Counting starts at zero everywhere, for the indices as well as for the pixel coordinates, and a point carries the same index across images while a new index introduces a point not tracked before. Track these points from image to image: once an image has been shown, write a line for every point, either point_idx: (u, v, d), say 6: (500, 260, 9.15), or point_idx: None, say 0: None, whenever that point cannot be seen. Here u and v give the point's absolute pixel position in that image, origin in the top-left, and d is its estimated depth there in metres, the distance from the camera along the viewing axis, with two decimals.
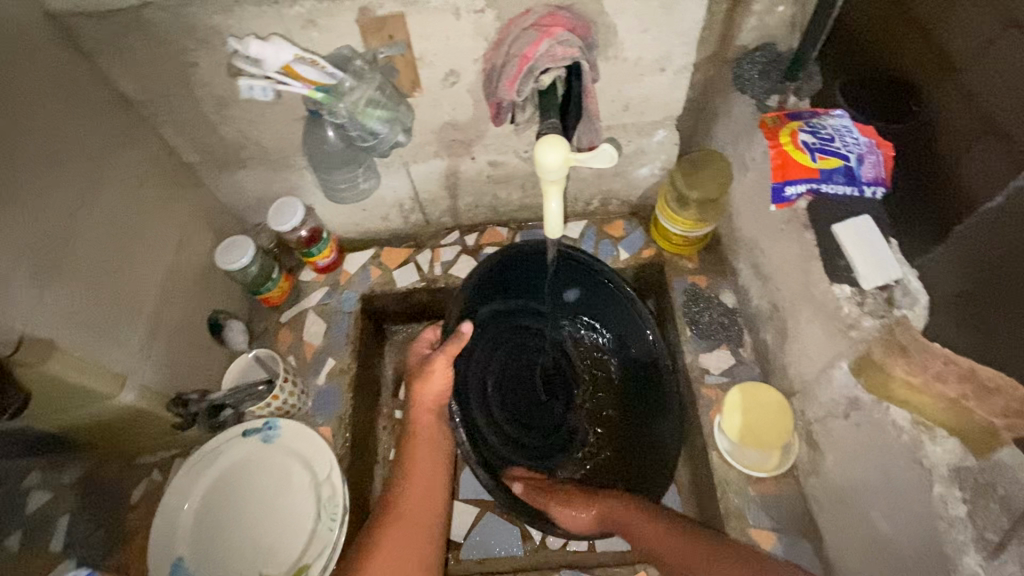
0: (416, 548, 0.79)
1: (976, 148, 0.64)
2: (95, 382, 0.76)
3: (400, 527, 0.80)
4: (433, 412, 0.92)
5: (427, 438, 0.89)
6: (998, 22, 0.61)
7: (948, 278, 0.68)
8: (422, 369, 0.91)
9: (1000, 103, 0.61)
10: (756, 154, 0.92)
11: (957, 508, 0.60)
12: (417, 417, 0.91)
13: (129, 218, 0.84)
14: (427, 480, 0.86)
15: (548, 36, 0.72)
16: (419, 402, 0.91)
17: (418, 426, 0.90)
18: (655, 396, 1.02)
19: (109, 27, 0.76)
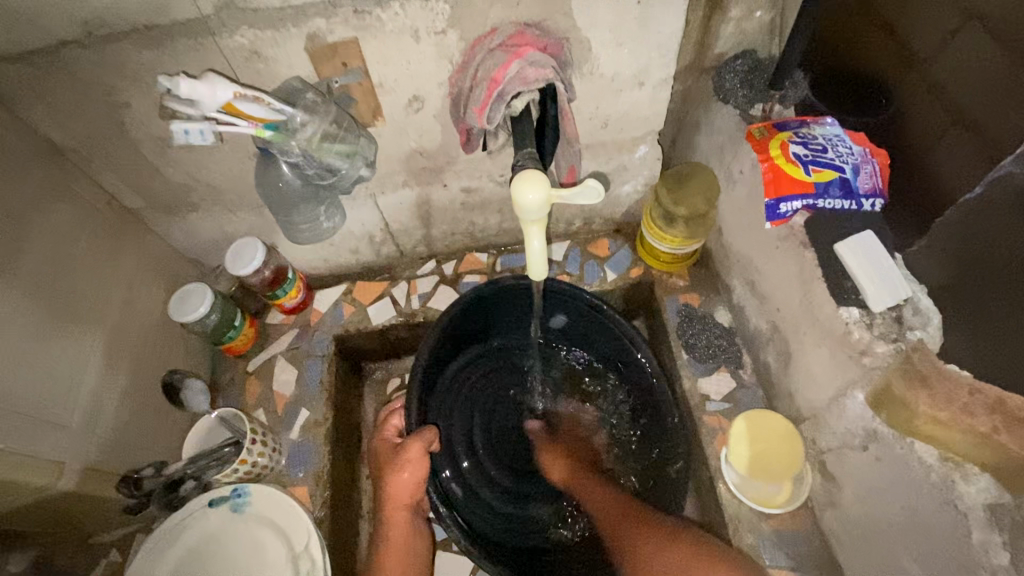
0: None
1: (948, 138, 0.62)
2: (28, 474, 0.66)
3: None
4: (406, 507, 0.88)
5: (402, 536, 0.86)
6: (957, 12, 0.58)
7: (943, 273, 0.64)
8: (396, 460, 0.86)
9: (966, 96, 0.59)
10: (744, 167, 0.87)
11: (1001, 555, 0.54)
12: (393, 517, 0.87)
13: (62, 280, 0.75)
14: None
15: (517, 57, 0.66)
16: (393, 500, 0.87)
17: (392, 526, 0.86)
18: (663, 426, 0.94)
19: (24, 70, 0.67)
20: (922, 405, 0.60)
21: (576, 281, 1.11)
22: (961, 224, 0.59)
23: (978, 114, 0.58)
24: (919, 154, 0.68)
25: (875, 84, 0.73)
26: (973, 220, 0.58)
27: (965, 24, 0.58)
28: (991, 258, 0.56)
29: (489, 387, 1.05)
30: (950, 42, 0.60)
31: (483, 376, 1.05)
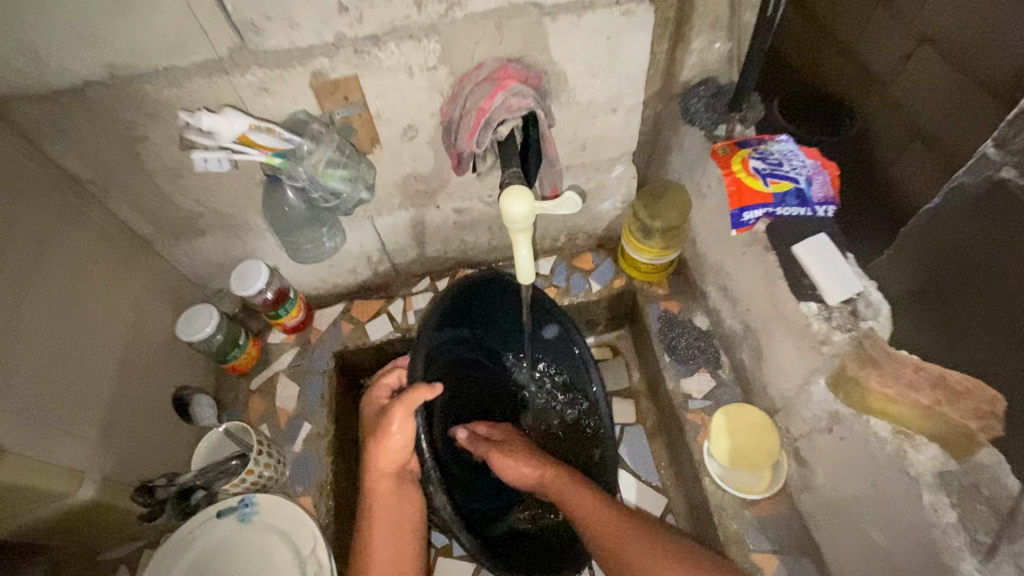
0: None
1: (909, 152, 0.70)
2: (49, 480, 0.70)
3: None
4: (391, 475, 0.85)
5: (389, 504, 0.84)
6: (909, 39, 0.68)
7: (901, 277, 0.69)
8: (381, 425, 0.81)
9: (924, 113, 0.68)
10: (711, 182, 0.96)
11: (948, 514, 0.61)
12: (377, 484, 0.84)
13: (77, 302, 0.80)
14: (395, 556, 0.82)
15: (502, 88, 0.74)
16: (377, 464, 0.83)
17: (377, 493, 0.84)
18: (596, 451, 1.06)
19: (50, 108, 0.73)
20: (873, 383, 0.68)
21: (562, 293, 1.18)
22: (923, 233, 0.65)
23: (936, 128, 0.66)
24: (880, 167, 0.76)
25: (841, 105, 0.83)
26: (932, 226, 0.63)
27: (917, 49, 0.67)
28: (948, 262, 0.62)
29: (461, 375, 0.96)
30: (907, 63, 0.69)
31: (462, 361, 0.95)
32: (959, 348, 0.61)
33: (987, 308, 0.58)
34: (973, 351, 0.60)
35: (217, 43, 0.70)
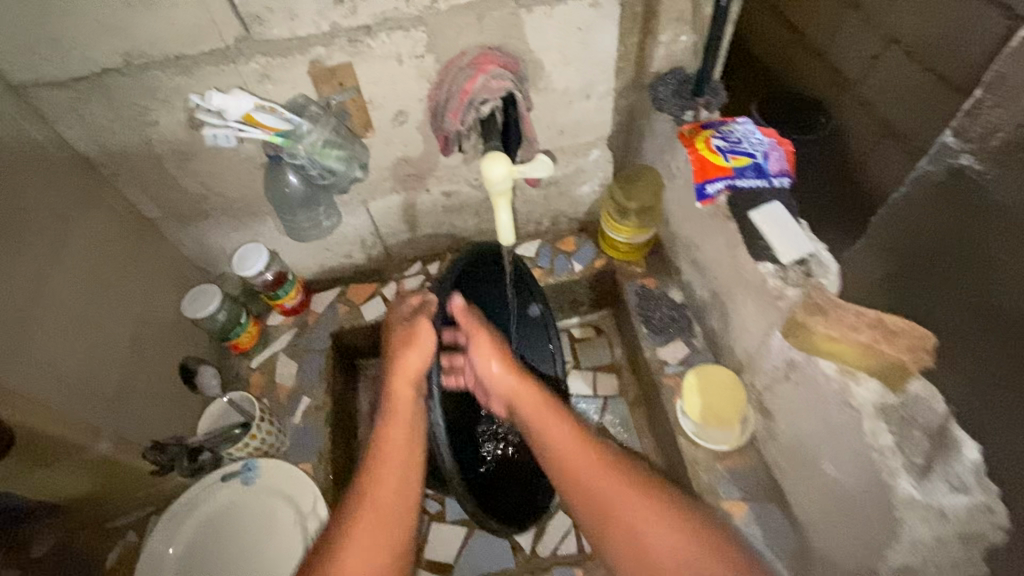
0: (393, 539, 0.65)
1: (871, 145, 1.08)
2: (70, 432, 0.76)
3: (370, 527, 0.64)
4: (413, 388, 0.75)
5: (406, 417, 0.73)
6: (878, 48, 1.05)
7: (871, 266, 0.78)
8: (411, 329, 0.77)
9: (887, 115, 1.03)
10: (680, 163, 1.03)
11: (885, 437, 0.69)
12: (394, 392, 0.75)
13: (94, 274, 0.86)
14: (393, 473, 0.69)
15: (483, 72, 0.83)
16: (398, 372, 0.75)
17: (394, 402, 0.74)
18: None
19: (69, 95, 0.80)
20: (819, 326, 0.73)
21: (546, 273, 1.25)
22: (896, 223, 0.74)
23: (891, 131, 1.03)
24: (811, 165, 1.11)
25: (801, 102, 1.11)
26: (906, 218, 0.73)
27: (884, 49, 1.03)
28: (920, 249, 0.71)
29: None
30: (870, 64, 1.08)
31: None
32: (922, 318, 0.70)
33: (948, 283, 0.67)
34: (933, 318, 0.69)
35: (224, 33, 0.77)
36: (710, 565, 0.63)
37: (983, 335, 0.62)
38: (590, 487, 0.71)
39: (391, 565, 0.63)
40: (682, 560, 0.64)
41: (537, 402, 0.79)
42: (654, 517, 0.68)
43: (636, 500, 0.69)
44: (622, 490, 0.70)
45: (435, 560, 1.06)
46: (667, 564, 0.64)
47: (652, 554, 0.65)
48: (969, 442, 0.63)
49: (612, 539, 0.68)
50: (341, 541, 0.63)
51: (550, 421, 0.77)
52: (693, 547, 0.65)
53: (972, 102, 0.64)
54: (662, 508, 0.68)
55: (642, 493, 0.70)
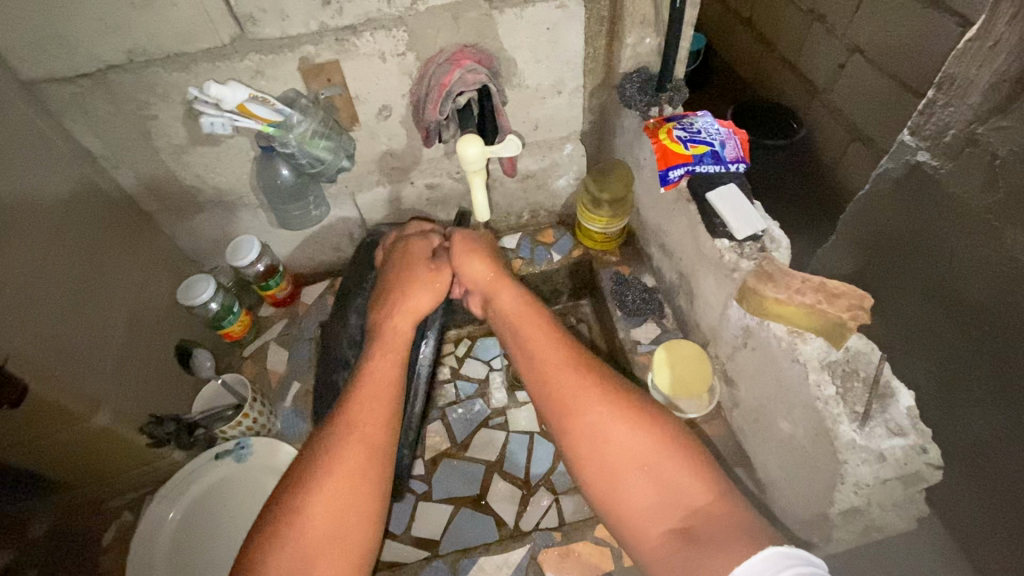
0: (373, 467, 0.69)
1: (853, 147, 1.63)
2: (72, 402, 0.80)
3: (355, 448, 0.69)
4: (409, 323, 0.84)
5: (397, 348, 0.81)
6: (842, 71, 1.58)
7: (849, 261, 1.18)
8: (424, 273, 0.88)
9: (861, 123, 1.56)
10: (645, 154, 1.09)
11: (829, 388, 0.73)
12: (397, 327, 0.83)
13: (94, 257, 0.91)
14: (377, 398, 0.74)
15: (459, 66, 0.91)
16: (404, 310, 0.85)
17: (391, 339, 0.81)
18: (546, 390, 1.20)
19: (75, 90, 0.86)
20: (768, 291, 0.80)
21: (527, 263, 1.31)
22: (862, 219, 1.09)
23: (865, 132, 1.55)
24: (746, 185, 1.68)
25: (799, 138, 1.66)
26: (865, 224, 1.10)
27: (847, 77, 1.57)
28: (889, 243, 1.06)
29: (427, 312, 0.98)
30: (843, 74, 1.57)
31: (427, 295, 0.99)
32: (921, 281, 1.00)
33: (886, 275, 1.08)
34: (939, 287, 0.97)
35: (221, 32, 0.84)
36: (676, 473, 0.67)
37: (957, 316, 0.94)
38: (559, 381, 0.75)
39: (374, 478, 0.69)
40: (644, 462, 0.68)
41: (523, 309, 0.84)
42: (621, 422, 0.70)
43: (600, 398, 0.72)
44: (584, 386, 0.73)
45: (421, 537, 1.07)
46: (631, 469, 0.68)
47: (610, 452, 0.69)
48: (903, 391, 0.73)
49: (582, 446, 0.71)
50: (321, 458, 0.68)
51: (525, 322, 0.83)
52: (657, 454, 0.68)
53: (927, 99, 0.91)
54: (632, 414, 0.71)
55: (611, 396, 0.72)
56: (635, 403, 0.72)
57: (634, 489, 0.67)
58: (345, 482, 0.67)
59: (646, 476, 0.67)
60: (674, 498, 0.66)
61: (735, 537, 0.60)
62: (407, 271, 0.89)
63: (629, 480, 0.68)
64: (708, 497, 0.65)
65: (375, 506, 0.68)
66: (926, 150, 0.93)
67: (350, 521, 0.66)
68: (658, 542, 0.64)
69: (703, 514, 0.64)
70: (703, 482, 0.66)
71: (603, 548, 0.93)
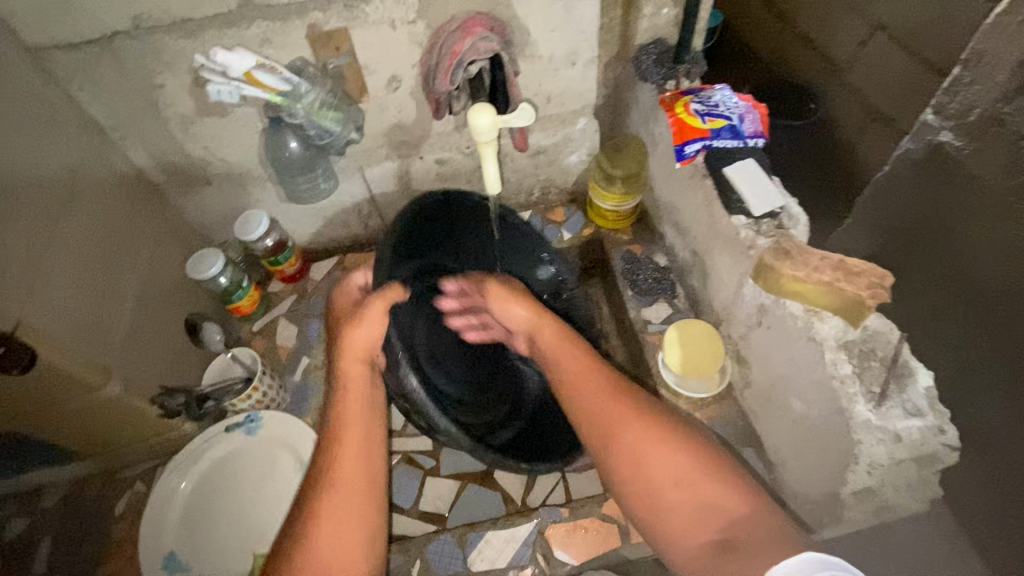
0: (359, 513, 0.67)
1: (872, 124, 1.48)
2: (83, 371, 0.80)
3: (338, 500, 0.67)
4: (365, 363, 0.79)
5: (361, 388, 0.76)
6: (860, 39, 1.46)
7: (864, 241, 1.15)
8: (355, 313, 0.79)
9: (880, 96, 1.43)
10: (660, 129, 1.06)
11: (845, 367, 0.72)
12: (348, 370, 0.77)
13: (102, 227, 0.91)
14: (354, 443, 0.72)
15: (470, 34, 0.88)
16: (349, 350, 0.78)
17: (348, 381, 0.77)
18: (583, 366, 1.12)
19: (81, 57, 0.85)
20: (786, 268, 0.77)
21: None
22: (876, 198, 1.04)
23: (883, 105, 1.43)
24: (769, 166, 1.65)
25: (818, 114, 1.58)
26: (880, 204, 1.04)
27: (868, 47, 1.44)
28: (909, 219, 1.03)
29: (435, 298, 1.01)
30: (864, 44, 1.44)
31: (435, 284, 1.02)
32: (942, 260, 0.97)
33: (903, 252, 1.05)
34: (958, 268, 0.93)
35: None
36: (717, 490, 0.67)
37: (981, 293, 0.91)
38: (602, 415, 0.74)
39: (363, 525, 0.67)
40: (686, 481, 0.68)
41: (562, 341, 0.83)
42: (664, 447, 0.70)
43: (643, 427, 0.71)
44: (624, 414, 0.73)
45: (429, 511, 1.08)
46: (673, 496, 0.67)
47: (653, 478, 0.69)
48: (922, 370, 0.72)
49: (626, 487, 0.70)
50: (309, 514, 0.66)
51: (564, 357, 0.81)
52: (699, 472, 0.68)
53: (951, 77, 0.82)
54: (672, 440, 0.70)
55: (653, 423, 0.72)
56: (678, 428, 0.72)
57: (676, 513, 0.67)
58: (334, 531, 0.65)
59: (688, 497, 0.67)
60: (713, 513, 0.66)
61: (770, 545, 0.61)
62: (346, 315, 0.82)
63: (671, 502, 0.67)
64: (748, 508, 0.66)
65: (372, 551, 0.67)
66: (950, 130, 0.86)
67: (360, 555, 0.65)
68: (696, 557, 0.65)
69: (744, 526, 0.64)
70: (741, 496, 0.67)
71: (610, 524, 0.93)
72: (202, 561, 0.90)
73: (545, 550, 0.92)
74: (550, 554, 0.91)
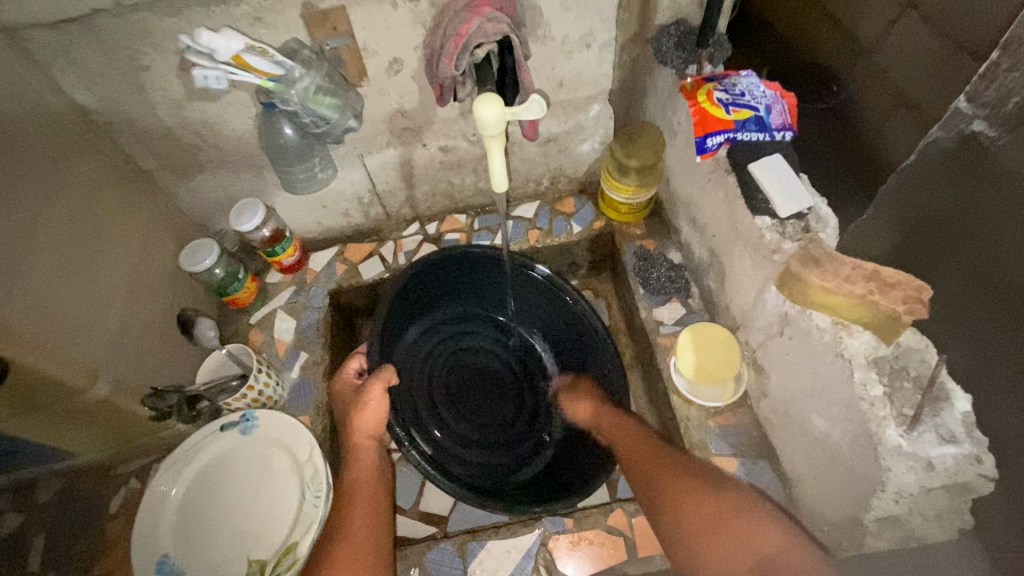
0: (365, 564, 0.78)
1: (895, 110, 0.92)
2: (67, 373, 0.78)
3: (349, 557, 0.78)
4: (372, 438, 0.95)
5: (370, 462, 0.92)
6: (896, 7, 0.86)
7: None
8: (360, 400, 0.95)
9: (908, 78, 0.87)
10: (680, 118, 1.00)
11: (876, 389, 0.67)
12: (359, 445, 0.93)
13: (89, 220, 0.86)
14: (367, 508, 0.85)
15: (479, 14, 0.80)
16: (358, 429, 0.94)
17: (360, 454, 0.92)
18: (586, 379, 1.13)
19: (62, 37, 0.79)
20: (815, 278, 0.72)
21: (545, 234, 1.23)
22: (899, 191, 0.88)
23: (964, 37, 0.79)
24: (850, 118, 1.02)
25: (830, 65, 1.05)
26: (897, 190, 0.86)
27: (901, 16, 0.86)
28: None
29: (455, 346, 1.17)
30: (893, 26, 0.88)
31: (453, 334, 1.18)
32: None
33: None
34: None
35: None
36: (750, 531, 0.68)
37: None
38: (644, 472, 0.81)
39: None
40: (718, 521, 0.71)
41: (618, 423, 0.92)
42: (694, 494, 0.74)
43: (673, 477, 0.78)
44: (663, 470, 0.79)
45: (430, 513, 1.06)
46: (710, 543, 0.69)
47: (688, 527, 0.72)
48: (961, 396, 0.66)
49: (680, 561, 0.72)
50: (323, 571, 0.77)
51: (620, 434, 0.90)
52: (727, 513, 0.71)
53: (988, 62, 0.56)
54: (704, 486, 0.75)
55: (680, 473, 0.78)
56: (707, 477, 0.77)
57: (718, 554, 0.68)
58: None
59: (724, 538, 0.69)
60: (748, 549, 0.67)
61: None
62: (347, 400, 0.98)
63: (710, 546, 0.69)
64: (781, 544, 0.66)
65: None
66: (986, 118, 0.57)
67: None
68: None
69: (777, 561, 0.64)
70: (772, 532, 0.68)
71: (614, 537, 0.90)
72: (195, 567, 0.87)
73: (547, 561, 0.89)
74: (553, 565, 0.88)
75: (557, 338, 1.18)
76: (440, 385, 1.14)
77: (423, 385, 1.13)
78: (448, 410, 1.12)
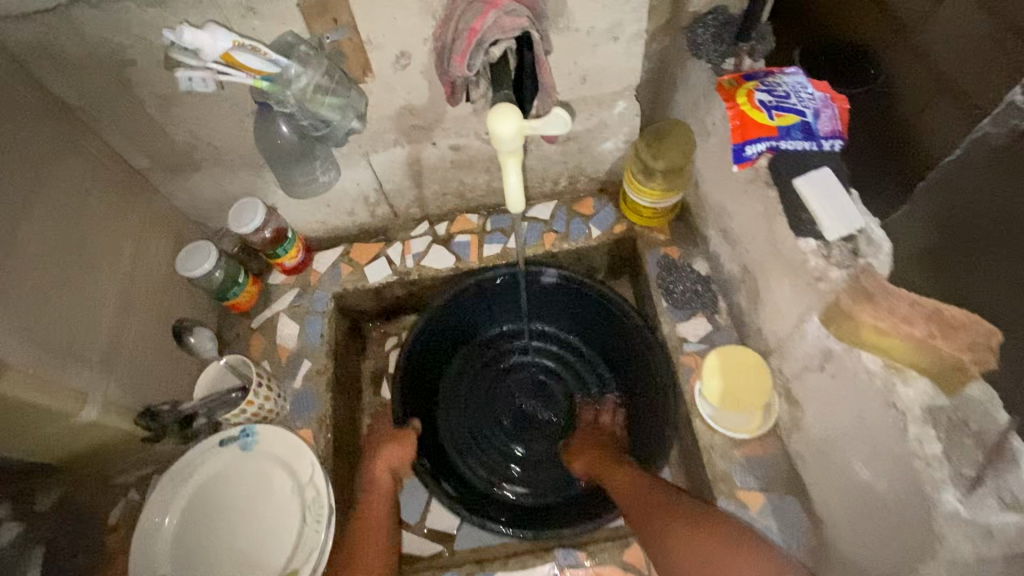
0: None
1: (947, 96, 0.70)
2: (50, 399, 0.73)
3: None
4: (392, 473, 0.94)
5: (385, 499, 0.91)
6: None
7: None
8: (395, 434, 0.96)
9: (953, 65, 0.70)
10: (715, 119, 0.90)
11: (934, 446, 0.61)
12: (378, 481, 0.92)
13: (76, 229, 0.80)
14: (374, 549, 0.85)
15: (495, 7, 0.70)
16: (381, 461, 0.94)
17: (377, 488, 0.92)
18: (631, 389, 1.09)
19: (36, 29, 0.72)
20: (867, 316, 0.66)
21: (561, 239, 1.15)
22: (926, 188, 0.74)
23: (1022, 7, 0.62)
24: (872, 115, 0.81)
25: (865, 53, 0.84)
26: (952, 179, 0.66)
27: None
28: None
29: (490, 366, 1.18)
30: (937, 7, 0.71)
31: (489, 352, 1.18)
32: None
33: None
34: None
35: None
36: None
37: None
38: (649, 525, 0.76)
39: None
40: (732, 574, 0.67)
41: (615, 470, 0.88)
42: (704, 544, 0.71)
43: (680, 527, 0.74)
44: (668, 520, 0.75)
45: (438, 530, 1.02)
46: None
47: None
48: None
49: None
50: None
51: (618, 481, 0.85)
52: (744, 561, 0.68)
53: None
54: (714, 534, 0.72)
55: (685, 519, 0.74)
56: (713, 523, 0.73)
57: None
58: None
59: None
60: None
61: None
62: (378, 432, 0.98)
63: None
64: None
65: None
66: None
67: None
68: None
69: None
70: None
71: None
72: None
73: None
74: None
75: (599, 339, 1.15)
76: (480, 406, 1.14)
77: (460, 407, 1.15)
78: (489, 429, 1.12)
